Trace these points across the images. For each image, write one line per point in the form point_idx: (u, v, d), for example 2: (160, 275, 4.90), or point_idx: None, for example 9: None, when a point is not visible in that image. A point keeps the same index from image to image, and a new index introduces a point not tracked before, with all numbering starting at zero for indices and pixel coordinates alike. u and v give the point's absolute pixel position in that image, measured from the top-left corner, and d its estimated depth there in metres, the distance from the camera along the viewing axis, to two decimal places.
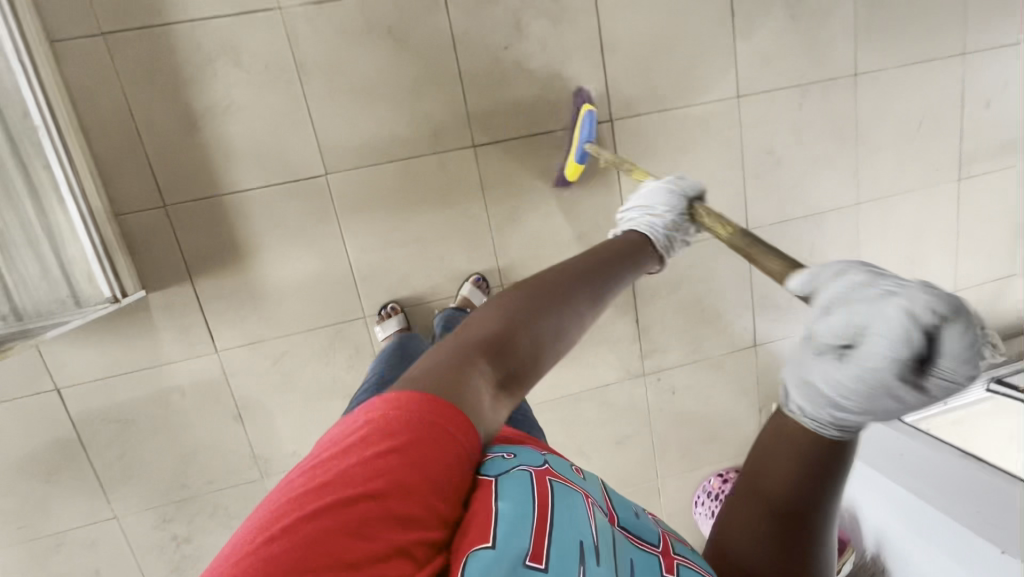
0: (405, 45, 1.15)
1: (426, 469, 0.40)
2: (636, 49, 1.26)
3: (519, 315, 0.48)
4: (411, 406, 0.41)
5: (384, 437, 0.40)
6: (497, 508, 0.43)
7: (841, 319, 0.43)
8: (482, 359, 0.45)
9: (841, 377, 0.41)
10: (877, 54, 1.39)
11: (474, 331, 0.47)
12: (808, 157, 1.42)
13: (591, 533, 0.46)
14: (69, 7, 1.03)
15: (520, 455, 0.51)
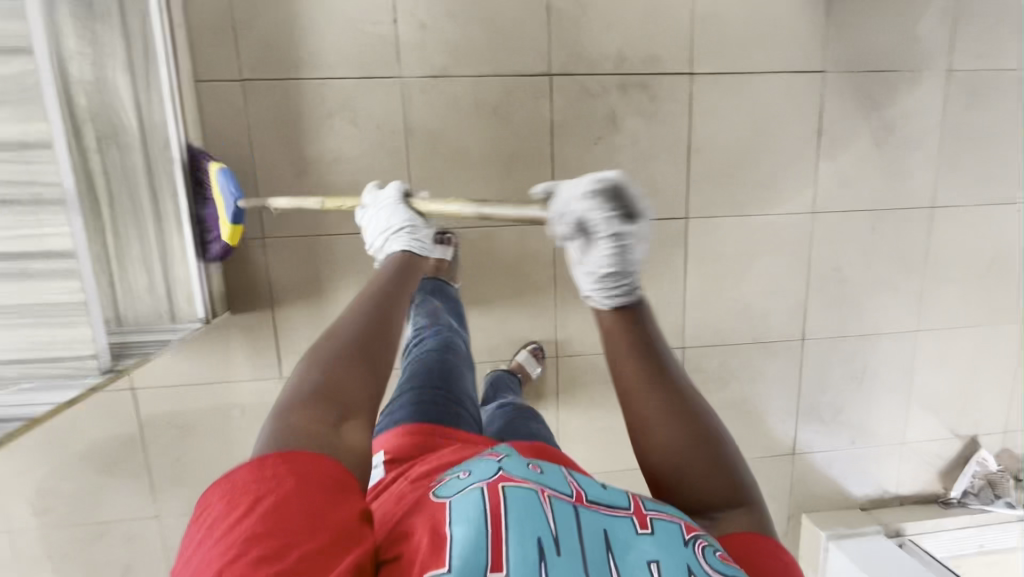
0: (506, 124, 1.23)
1: (288, 500, 0.47)
2: (722, 155, 1.31)
3: (354, 331, 0.66)
4: (250, 474, 0.49)
5: (238, 502, 0.47)
6: (449, 534, 0.51)
7: (572, 219, 0.66)
8: (324, 399, 0.58)
9: (596, 261, 0.66)
10: (955, 192, 1.42)
11: (332, 367, 0.61)
12: (874, 279, 1.44)
13: (548, 526, 0.52)
14: (217, 52, 1.12)
15: (474, 472, 0.59)
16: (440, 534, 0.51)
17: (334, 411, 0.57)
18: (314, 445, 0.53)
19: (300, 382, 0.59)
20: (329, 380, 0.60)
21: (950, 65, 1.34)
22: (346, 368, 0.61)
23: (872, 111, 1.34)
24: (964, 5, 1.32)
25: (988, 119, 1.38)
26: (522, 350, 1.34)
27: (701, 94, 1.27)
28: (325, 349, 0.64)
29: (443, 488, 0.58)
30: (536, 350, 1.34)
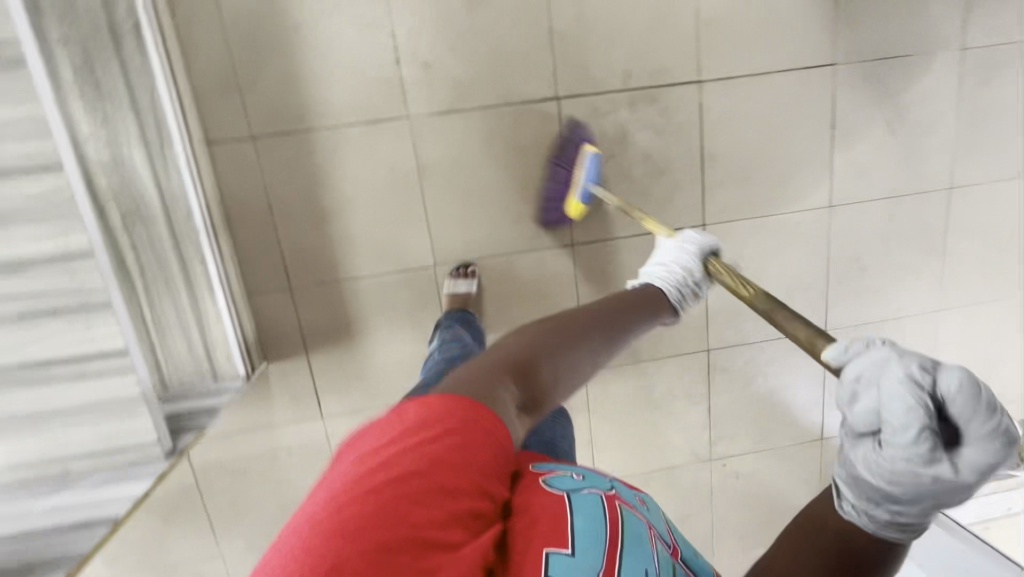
0: (518, 152, 1.23)
1: (471, 462, 0.45)
2: (735, 159, 1.30)
3: (539, 344, 0.58)
4: (463, 411, 0.47)
5: (435, 429, 0.45)
6: (573, 524, 0.49)
7: (867, 407, 0.47)
8: (502, 393, 0.52)
9: (874, 470, 0.47)
10: (974, 170, 1.40)
11: (533, 343, 0.58)
12: (894, 265, 1.44)
13: (654, 561, 0.50)
14: (225, 112, 1.12)
15: (589, 480, 0.58)
16: (561, 518, 0.50)
17: (517, 398, 0.54)
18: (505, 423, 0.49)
19: (501, 347, 0.58)
20: (528, 355, 0.57)
21: (962, 43, 1.31)
22: (539, 357, 0.57)
23: (885, 98, 1.31)
24: None
25: (1003, 93, 1.36)
26: None
27: (710, 100, 1.26)
28: (525, 331, 0.60)
29: (555, 479, 0.57)
30: None
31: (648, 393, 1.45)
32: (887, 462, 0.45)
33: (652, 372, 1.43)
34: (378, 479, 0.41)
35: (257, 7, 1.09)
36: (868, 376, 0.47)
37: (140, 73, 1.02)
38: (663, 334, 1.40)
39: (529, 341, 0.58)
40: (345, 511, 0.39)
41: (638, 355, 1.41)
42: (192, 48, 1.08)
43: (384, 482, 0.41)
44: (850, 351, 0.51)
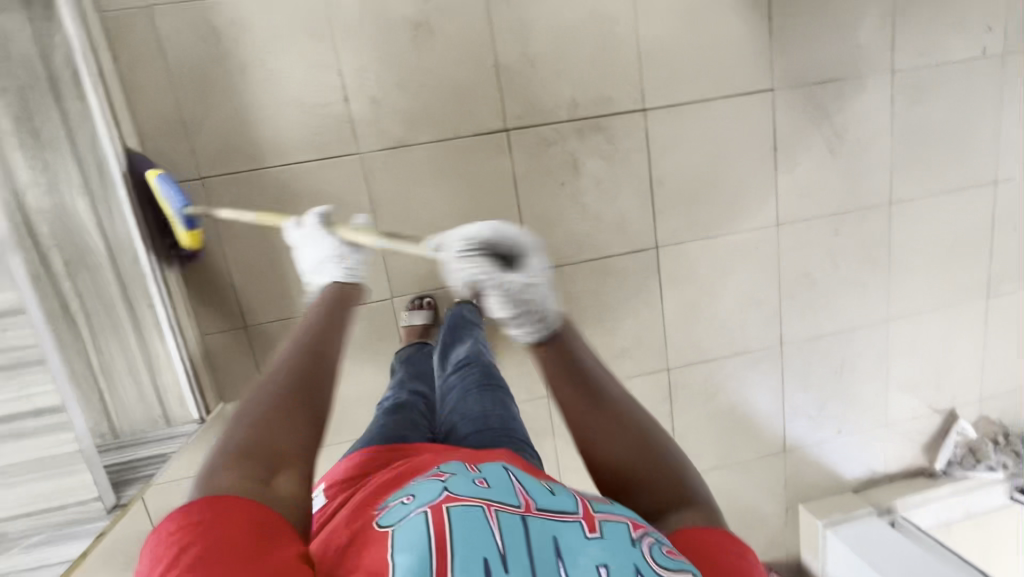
0: (470, 185, 1.25)
1: (224, 541, 0.46)
2: (683, 183, 1.34)
3: (283, 390, 0.65)
4: (201, 512, 0.49)
5: (177, 550, 0.46)
6: (393, 563, 0.51)
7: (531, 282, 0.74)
8: (253, 449, 0.57)
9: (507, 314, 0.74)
10: (911, 186, 1.46)
11: (247, 418, 0.61)
12: (842, 279, 1.49)
13: (495, 544, 0.53)
14: (171, 155, 1.12)
15: (419, 495, 0.59)
16: (382, 564, 0.51)
17: (267, 463, 0.57)
18: (254, 499, 0.52)
19: (223, 443, 0.58)
20: (249, 437, 0.59)
21: (893, 66, 1.37)
22: (265, 423, 0.60)
23: (824, 120, 1.37)
24: (899, 7, 1.35)
25: (935, 112, 1.42)
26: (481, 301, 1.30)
27: (656, 128, 1.30)
28: (248, 406, 0.62)
29: (387, 515, 0.59)
30: None
31: None
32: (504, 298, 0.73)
33: None
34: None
35: (203, 51, 1.09)
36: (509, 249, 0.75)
37: (80, 117, 1.00)
38: (623, 355, 1.42)
39: (256, 414, 0.61)
40: None
41: None
42: (135, 95, 1.08)
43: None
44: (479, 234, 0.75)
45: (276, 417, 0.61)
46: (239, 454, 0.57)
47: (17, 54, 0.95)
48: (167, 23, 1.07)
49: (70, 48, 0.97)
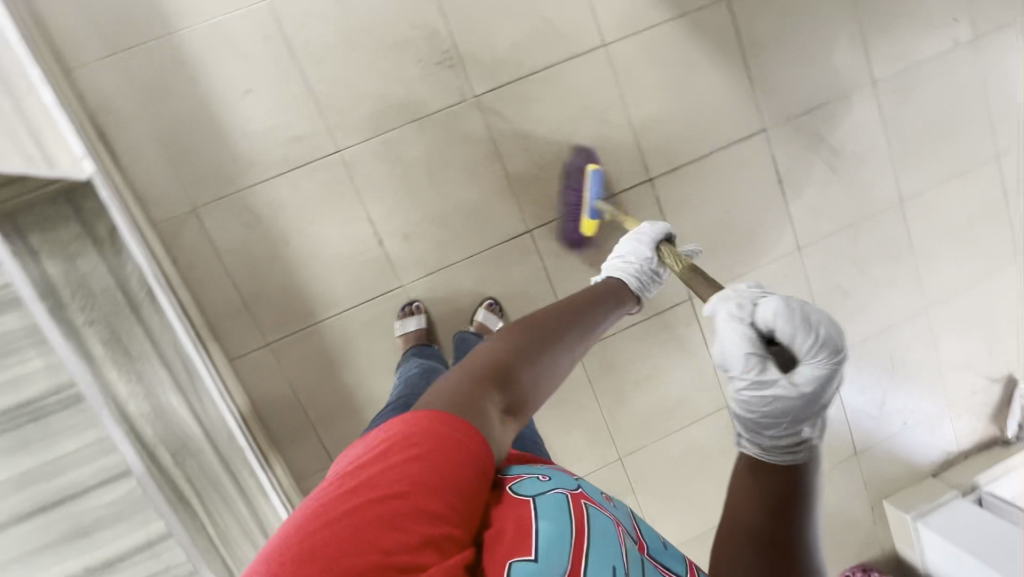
0: (508, 286, 1.33)
1: (429, 479, 0.48)
2: (702, 235, 1.41)
3: (514, 352, 0.65)
4: (443, 425, 0.52)
5: (410, 446, 0.49)
6: (535, 527, 0.50)
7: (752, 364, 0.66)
8: (488, 390, 0.59)
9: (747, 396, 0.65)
10: (917, 181, 1.51)
11: (495, 360, 0.64)
12: (873, 281, 1.54)
13: (622, 557, 0.51)
14: (239, 330, 1.23)
15: (555, 478, 0.59)
16: (525, 525, 0.50)
17: (499, 406, 0.59)
18: (464, 417, 0.54)
19: (474, 364, 0.63)
20: (495, 370, 0.62)
21: (872, 79, 1.43)
22: (514, 355, 0.65)
23: (821, 144, 1.43)
24: (865, 23, 1.41)
25: (922, 108, 1.48)
26: (478, 308, 1.30)
27: (665, 192, 1.37)
28: (512, 334, 0.68)
29: (522, 485, 0.58)
30: (493, 305, 1.30)
31: (686, 459, 1.51)
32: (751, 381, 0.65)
33: (683, 440, 1.50)
34: (354, 497, 0.45)
35: (247, 235, 1.19)
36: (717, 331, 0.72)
37: (161, 328, 1.10)
38: (683, 403, 1.48)
39: (506, 361, 0.64)
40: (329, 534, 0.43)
41: (666, 429, 1.48)
42: (198, 285, 1.20)
43: (337, 511, 0.44)
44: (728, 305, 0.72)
45: (509, 367, 0.63)
46: (478, 378, 0.60)
47: (97, 287, 1.05)
48: (212, 219, 1.18)
49: (142, 273, 1.08)
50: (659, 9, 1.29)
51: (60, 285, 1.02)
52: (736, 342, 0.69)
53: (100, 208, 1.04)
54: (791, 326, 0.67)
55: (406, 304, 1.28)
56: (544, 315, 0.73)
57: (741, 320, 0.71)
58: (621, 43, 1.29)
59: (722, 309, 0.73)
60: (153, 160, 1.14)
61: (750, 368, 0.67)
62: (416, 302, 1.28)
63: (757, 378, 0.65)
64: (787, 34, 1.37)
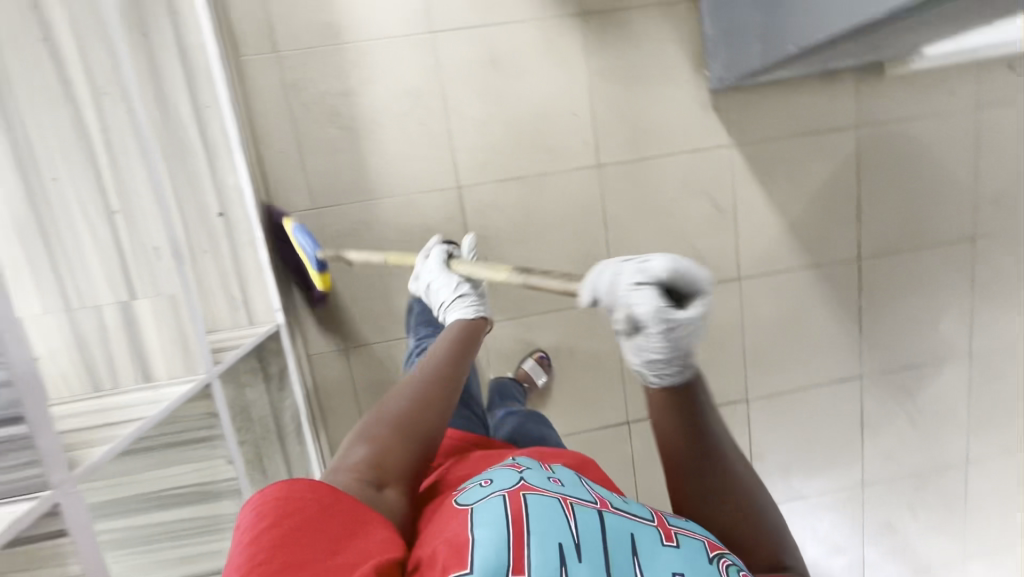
0: (595, 465, 1.44)
1: (312, 529, 0.52)
2: (779, 455, 1.52)
3: (361, 442, 0.72)
4: (286, 489, 0.56)
5: (263, 518, 0.52)
6: (472, 537, 0.56)
7: (619, 312, 0.51)
8: (358, 472, 0.67)
9: (647, 349, 0.53)
10: (985, 445, 1.61)
11: (380, 436, 0.72)
12: (921, 525, 1.64)
13: (570, 533, 0.58)
14: None
15: (496, 480, 0.67)
16: (461, 538, 0.56)
17: (371, 481, 0.67)
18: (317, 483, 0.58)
19: (349, 457, 0.69)
20: (381, 459, 0.70)
21: (970, 352, 1.53)
22: (384, 437, 0.72)
23: (907, 399, 1.54)
24: (977, 300, 1.50)
25: (1006, 382, 1.57)
26: (528, 358, 1.34)
27: (757, 412, 1.48)
28: (370, 424, 0.74)
29: (466, 495, 0.66)
30: (542, 357, 1.35)
31: None
32: (658, 339, 0.51)
33: None
34: (235, 574, 0.48)
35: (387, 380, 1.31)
36: (611, 291, 0.52)
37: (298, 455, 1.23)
38: None
39: (403, 434, 0.73)
40: None
41: None
42: (330, 415, 1.31)
43: None
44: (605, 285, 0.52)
45: (403, 429, 0.73)
46: (360, 472, 0.67)
47: (256, 415, 1.11)
48: (358, 361, 1.29)
49: (296, 408, 1.22)
50: (795, 257, 1.40)
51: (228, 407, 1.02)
52: (619, 295, 0.51)
53: (280, 351, 1.18)
54: (684, 276, 0.51)
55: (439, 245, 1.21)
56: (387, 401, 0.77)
57: (629, 283, 0.51)
58: (754, 280, 1.39)
59: (605, 285, 0.52)
60: (323, 304, 1.26)
61: (648, 342, 0.52)
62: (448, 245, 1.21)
63: (641, 335, 0.51)
64: (904, 299, 1.47)
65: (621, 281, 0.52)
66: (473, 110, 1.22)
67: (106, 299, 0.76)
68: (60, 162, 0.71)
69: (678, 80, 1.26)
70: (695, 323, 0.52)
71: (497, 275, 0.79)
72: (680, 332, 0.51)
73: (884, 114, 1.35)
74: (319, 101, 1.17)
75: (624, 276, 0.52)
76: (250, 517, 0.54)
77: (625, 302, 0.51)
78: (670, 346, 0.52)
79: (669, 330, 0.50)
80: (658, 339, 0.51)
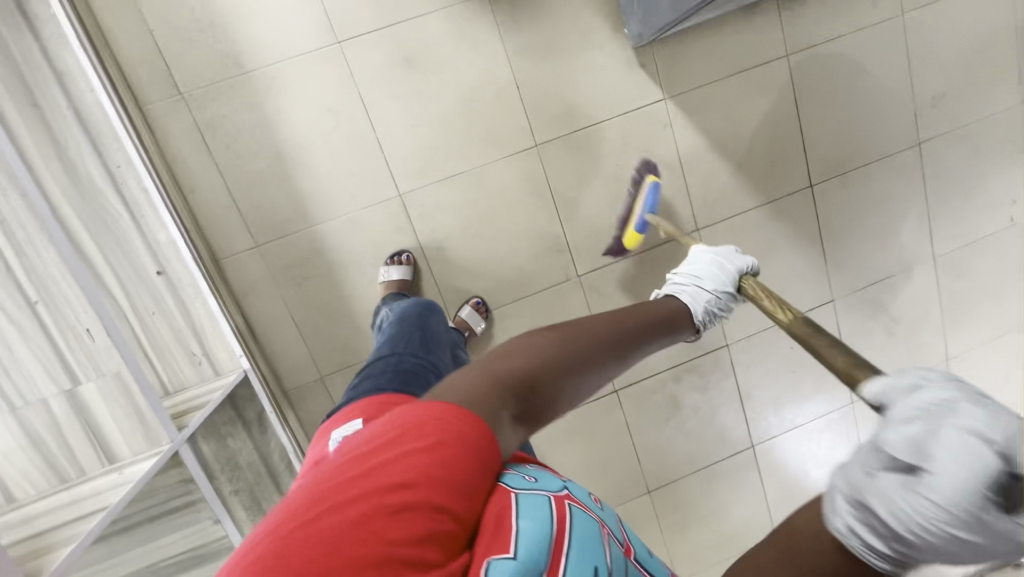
0: (592, 437, 1.46)
1: (449, 476, 0.42)
2: (768, 390, 1.55)
3: (545, 357, 0.60)
4: (439, 415, 0.46)
5: (404, 437, 0.43)
6: (518, 527, 0.44)
7: (913, 428, 0.40)
8: (511, 394, 0.54)
9: (903, 506, 0.38)
10: (963, 341, 1.65)
11: (502, 369, 0.56)
12: None
13: (605, 559, 0.47)
14: None
15: (540, 480, 0.55)
16: (505, 519, 0.45)
17: (511, 410, 0.53)
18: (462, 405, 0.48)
19: (453, 381, 0.54)
20: (534, 375, 0.58)
21: (934, 255, 1.55)
22: (547, 365, 0.60)
23: (882, 312, 1.56)
24: (932, 205, 1.51)
25: (972, 279, 1.60)
26: (464, 306, 1.28)
27: (739, 354, 1.50)
28: (546, 338, 0.63)
29: (505, 478, 0.53)
30: (479, 304, 1.28)
31: None
32: (914, 490, 0.38)
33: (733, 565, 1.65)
34: (330, 493, 0.37)
35: None
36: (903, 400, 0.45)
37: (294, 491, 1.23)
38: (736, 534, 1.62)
39: (565, 369, 0.61)
40: (293, 532, 0.35)
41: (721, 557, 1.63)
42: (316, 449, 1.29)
43: (328, 514, 0.36)
44: (895, 386, 0.47)
45: (568, 364, 0.62)
46: (503, 380, 0.55)
47: (243, 462, 1.09)
48: (337, 387, 1.26)
49: (284, 448, 1.21)
50: (750, 197, 1.39)
51: (212, 461, 1.01)
52: (915, 412, 0.42)
53: (252, 396, 1.16)
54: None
55: (395, 253, 1.23)
56: (592, 322, 0.69)
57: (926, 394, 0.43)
58: (713, 228, 1.39)
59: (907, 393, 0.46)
60: (288, 337, 1.22)
61: (880, 486, 0.40)
62: (405, 253, 1.24)
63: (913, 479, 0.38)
64: (862, 216, 1.48)
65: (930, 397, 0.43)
66: (399, 114, 1.18)
67: (48, 390, 0.75)
68: None
69: (599, 42, 1.23)
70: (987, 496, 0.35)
71: (779, 313, 0.74)
72: (947, 496, 0.36)
73: (811, 39, 1.34)
74: (239, 135, 1.13)
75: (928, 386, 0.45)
76: (391, 428, 0.44)
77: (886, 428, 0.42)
78: (948, 515, 0.36)
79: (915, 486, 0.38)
80: (925, 496, 0.37)
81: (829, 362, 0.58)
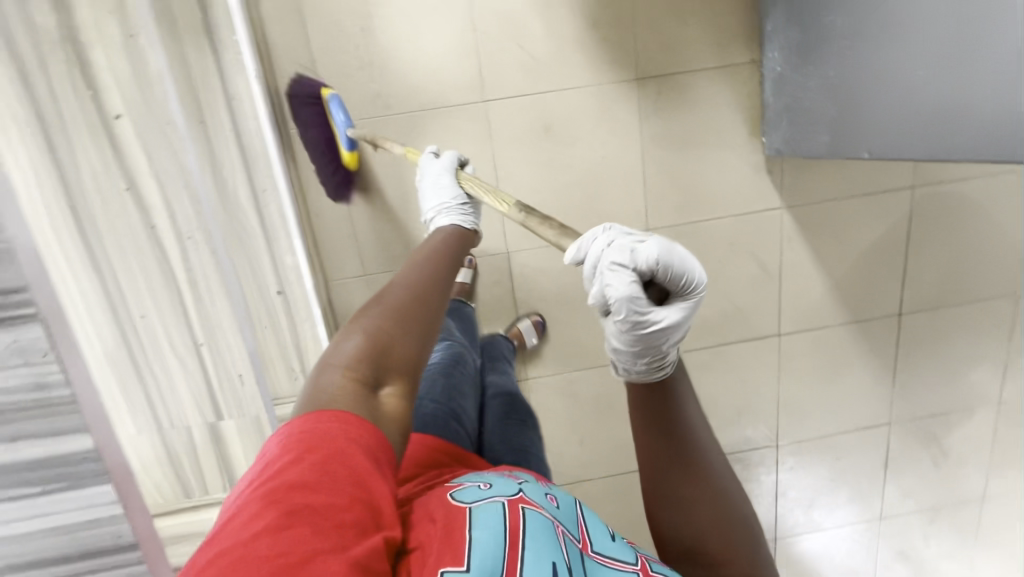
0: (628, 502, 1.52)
1: (329, 473, 0.41)
2: (803, 491, 1.58)
3: (375, 330, 0.56)
4: (305, 425, 0.45)
5: (285, 453, 0.42)
6: (468, 537, 0.47)
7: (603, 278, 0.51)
8: (354, 371, 0.52)
9: (620, 342, 0.52)
10: (1004, 483, 1.65)
11: (378, 322, 0.57)
12: (932, 553, 1.71)
13: (562, 553, 0.49)
14: None
15: (494, 485, 0.57)
16: (456, 531, 0.48)
17: (366, 383, 0.52)
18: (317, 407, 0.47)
19: (341, 350, 0.54)
20: (375, 348, 0.55)
21: (1000, 399, 1.55)
22: (384, 329, 0.56)
23: (932, 442, 1.58)
24: (1011, 355, 1.51)
25: None
26: (524, 319, 1.28)
27: (784, 454, 1.53)
28: (361, 319, 0.57)
29: (461, 491, 0.55)
30: (540, 323, 1.29)
31: None
32: (629, 310, 0.49)
33: None
34: (240, 516, 0.37)
35: None
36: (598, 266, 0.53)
37: None
38: None
39: (403, 328, 0.58)
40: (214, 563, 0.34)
41: None
42: None
43: (237, 537, 0.36)
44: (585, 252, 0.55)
45: (401, 319, 0.58)
46: (353, 377, 0.51)
47: None
48: None
49: None
50: (837, 314, 1.40)
51: None
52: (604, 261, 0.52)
53: None
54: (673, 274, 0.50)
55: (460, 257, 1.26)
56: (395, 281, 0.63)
57: (624, 255, 0.51)
58: (794, 335, 1.41)
59: (597, 254, 0.54)
60: None
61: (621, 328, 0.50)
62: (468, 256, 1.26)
63: (632, 311, 0.49)
64: (940, 351, 1.48)
65: (605, 249, 0.53)
66: (524, 177, 1.20)
67: (193, 420, 0.83)
68: (155, 306, 0.78)
69: (732, 142, 1.23)
70: (666, 321, 0.50)
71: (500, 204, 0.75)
72: (655, 320, 0.50)
73: (940, 175, 1.32)
74: (372, 170, 1.16)
75: (614, 239, 0.54)
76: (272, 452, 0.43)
77: (600, 281, 0.51)
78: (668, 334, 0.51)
79: (636, 324, 0.50)
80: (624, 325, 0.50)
81: (538, 230, 0.65)
